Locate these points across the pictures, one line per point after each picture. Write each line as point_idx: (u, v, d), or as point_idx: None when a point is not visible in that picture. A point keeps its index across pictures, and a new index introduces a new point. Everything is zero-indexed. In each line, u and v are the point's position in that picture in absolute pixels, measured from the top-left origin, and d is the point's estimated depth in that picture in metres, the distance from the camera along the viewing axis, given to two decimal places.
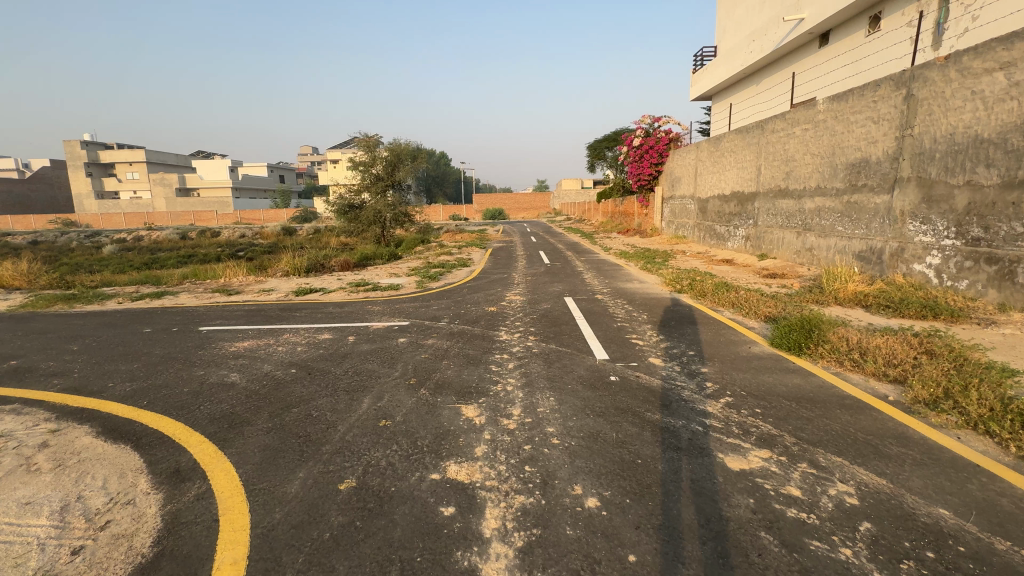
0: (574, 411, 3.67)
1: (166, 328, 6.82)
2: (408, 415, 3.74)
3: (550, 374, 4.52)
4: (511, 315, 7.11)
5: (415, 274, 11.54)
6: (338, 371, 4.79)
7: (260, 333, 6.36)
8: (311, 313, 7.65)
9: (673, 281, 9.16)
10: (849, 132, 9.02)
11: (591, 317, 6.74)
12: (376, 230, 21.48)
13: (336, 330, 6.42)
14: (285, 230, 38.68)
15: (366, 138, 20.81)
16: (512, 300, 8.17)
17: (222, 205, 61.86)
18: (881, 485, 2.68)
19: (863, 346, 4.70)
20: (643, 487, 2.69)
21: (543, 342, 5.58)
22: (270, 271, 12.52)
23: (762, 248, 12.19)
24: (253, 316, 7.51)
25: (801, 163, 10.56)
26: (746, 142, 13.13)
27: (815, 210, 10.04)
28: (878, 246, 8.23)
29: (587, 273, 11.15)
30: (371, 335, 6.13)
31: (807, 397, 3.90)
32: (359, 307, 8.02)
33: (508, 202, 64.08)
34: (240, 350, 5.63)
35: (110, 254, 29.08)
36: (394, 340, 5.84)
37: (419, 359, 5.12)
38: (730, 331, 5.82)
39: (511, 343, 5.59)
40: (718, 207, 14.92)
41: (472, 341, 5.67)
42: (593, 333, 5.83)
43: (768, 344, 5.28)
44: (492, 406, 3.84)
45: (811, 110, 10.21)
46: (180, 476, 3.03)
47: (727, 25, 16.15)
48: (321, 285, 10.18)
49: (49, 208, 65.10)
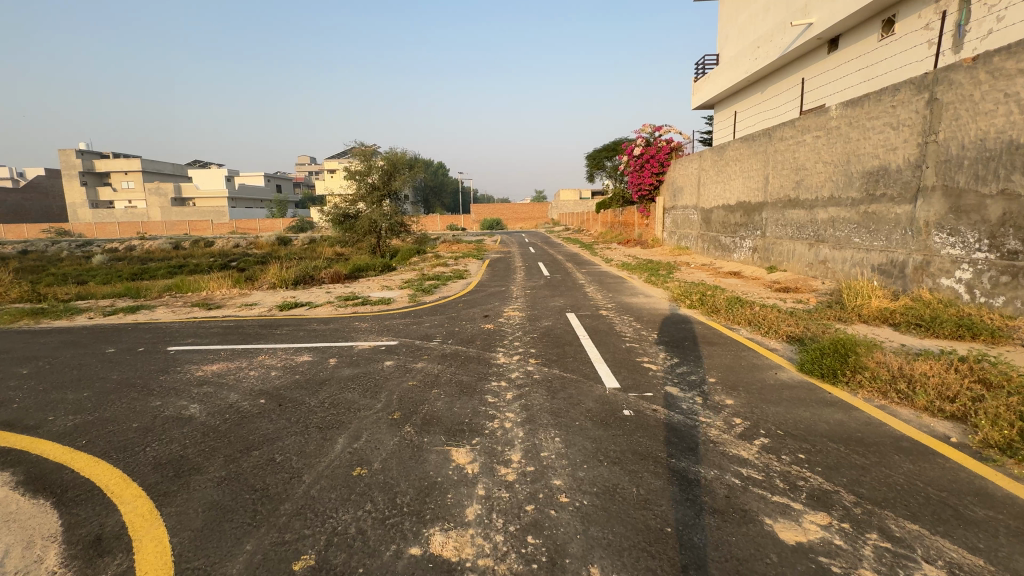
0: (584, 457, 3.10)
1: (132, 348, 6.23)
2: (388, 461, 3.16)
3: (553, 407, 3.96)
4: (509, 333, 6.54)
5: (409, 286, 11.01)
6: (312, 403, 4.20)
7: (233, 355, 5.77)
8: (293, 331, 7.07)
9: (681, 296, 8.64)
10: (865, 139, 8.57)
11: (597, 336, 6.19)
12: (371, 240, 20.94)
13: (318, 351, 5.84)
14: (280, 240, 38.11)
15: (361, 146, 20.41)
16: (510, 315, 7.61)
17: (217, 214, 61.31)
18: (979, 567, 2.10)
19: (908, 375, 4.15)
20: (677, 571, 2.12)
21: (545, 366, 5.02)
22: (257, 284, 11.94)
23: (771, 260, 11.71)
24: (230, 334, 6.92)
25: (813, 172, 10.10)
26: (752, 151, 12.71)
27: (828, 221, 9.56)
28: (900, 259, 7.72)
29: (589, 286, 10.63)
30: (354, 357, 5.56)
31: (855, 439, 3.33)
32: (346, 323, 7.44)
33: (507, 211, 63.92)
34: (207, 375, 5.04)
35: (100, 264, 28.55)
36: (380, 364, 5.27)
37: (405, 387, 4.53)
38: (752, 354, 5.27)
39: (509, 367, 5.02)
40: (723, 217, 14.47)
41: (467, 366, 5.10)
42: (600, 356, 5.27)
43: (796, 369, 4.72)
44: (487, 449, 3.26)
45: (822, 116, 9.79)
46: (100, 548, 2.44)
47: (729, 33, 15.84)
48: (308, 299, 9.60)
49: (43, 217, 64.52)
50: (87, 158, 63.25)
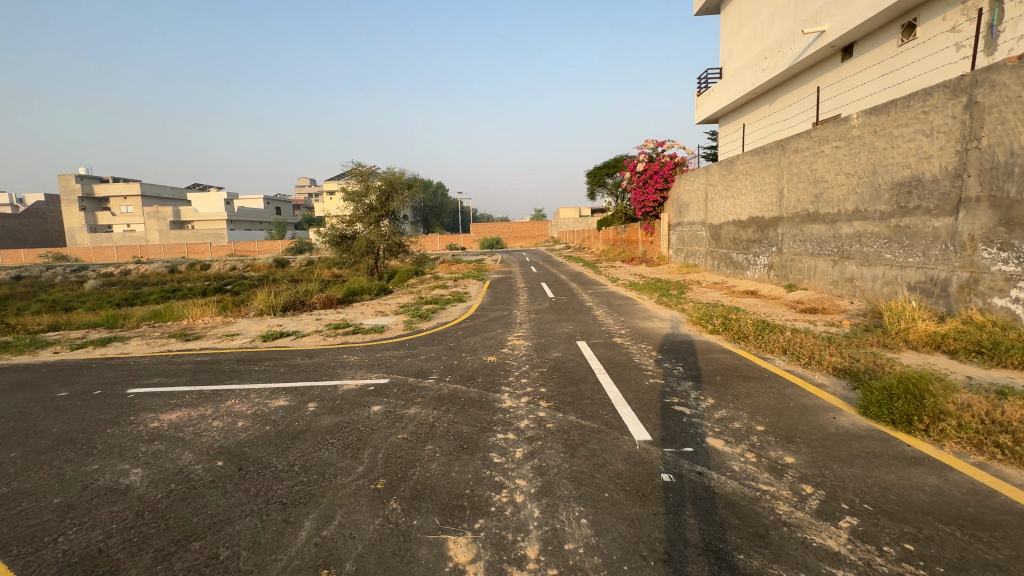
0: (623, 554, 2.34)
1: (88, 391, 5.48)
2: (364, 560, 2.41)
3: (574, 470, 3.20)
4: (515, 366, 5.82)
5: (405, 311, 10.30)
6: (280, 466, 3.46)
7: (199, 399, 5.02)
8: (273, 366, 6.34)
9: (701, 319, 7.93)
10: (894, 148, 7.97)
11: (615, 370, 5.46)
12: (368, 262, 20.36)
13: (296, 392, 5.11)
14: (278, 262, 37.67)
15: (359, 167, 19.96)
16: (515, 345, 6.89)
17: (217, 237, 61.13)
18: None
19: (1001, 422, 3.41)
20: None
21: (560, 411, 4.27)
22: (244, 310, 11.25)
23: (790, 278, 11.04)
24: (202, 371, 6.19)
25: (834, 185, 9.49)
26: (764, 164, 12.15)
27: (854, 235, 8.92)
28: (940, 276, 7.04)
29: (598, 308, 9.96)
30: (337, 400, 4.81)
31: (968, 517, 2.57)
32: (333, 356, 6.70)
33: (507, 230, 63.70)
34: (163, 428, 4.30)
35: (92, 289, 27.94)
36: (366, 410, 4.51)
37: (394, 442, 3.78)
38: (798, 392, 4.55)
39: (516, 413, 4.27)
40: (733, 234, 13.85)
41: (468, 412, 4.34)
42: (623, 397, 4.52)
43: (857, 412, 4.01)
44: (494, 542, 2.50)
45: (842, 126, 9.22)
46: None
47: (733, 46, 15.53)
48: (295, 328, 8.88)
49: (41, 242, 64.18)
50: (86, 183, 63.21)
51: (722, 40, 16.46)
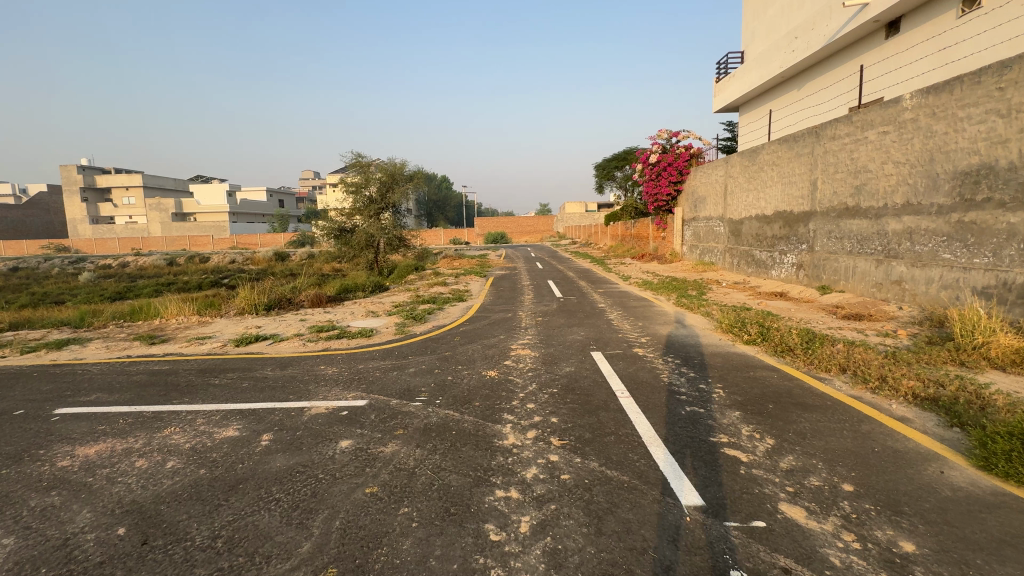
0: None
1: (7, 411, 4.56)
2: None
3: (605, 561, 2.24)
4: (519, 384, 4.87)
5: (398, 312, 9.36)
6: (196, 543, 2.51)
7: (133, 426, 4.10)
8: (236, 379, 5.41)
9: (733, 326, 6.91)
10: (958, 132, 6.91)
11: (642, 393, 4.50)
12: (366, 257, 19.43)
13: (252, 418, 4.16)
14: (278, 256, 36.91)
15: (358, 157, 18.96)
16: (520, 355, 5.96)
17: (218, 230, 60.44)
18: None
19: None
20: None
21: (578, 454, 3.31)
22: (225, 308, 10.35)
23: (823, 279, 10.03)
24: (154, 385, 5.29)
25: (879, 175, 8.45)
26: (793, 153, 11.11)
27: (904, 232, 7.88)
28: (1016, 281, 6.02)
29: (612, 311, 9.00)
30: (299, 431, 3.86)
31: None
32: (308, 367, 5.78)
33: (512, 224, 62.67)
34: (72, 468, 3.37)
35: (86, 281, 27.23)
36: (332, 446, 3.56)
37: (358, 502, 2.82)
38: (881, 431, 3.57)
39: (521, 456, 3.31)
40: (757, 229, 12.83)
41: (460, 454, 3.37)
42: (657, 436, 3.54)
43: (971, 465, 3.03)
44: None
45: (891, 108, 8.16)
46: None
47: (757, 27, 14.52)
48: (274, 331, 7.95)
49: (43, 233, 63.77)
50: (87, 174, 62.52)
51: (745, 21, 15.45)
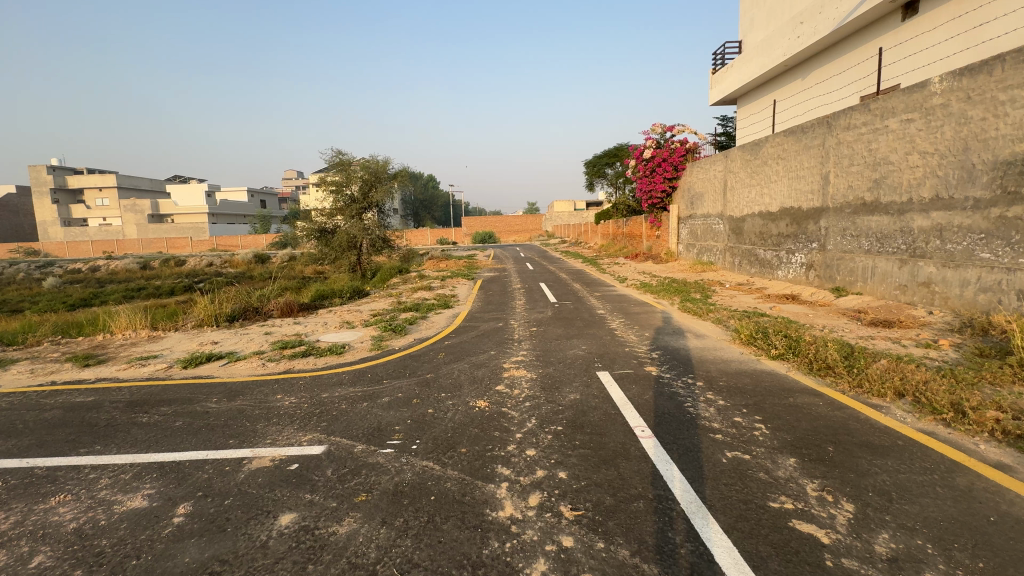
0: None
1: None
2: None
3: None
4: (514, 420, 3.97)
5: (377, 323, 8.39)
6: None
7: (12, 492, 3.12)
8: (171, 414, 4.44)
9: (755, 338, 6.08)
10: (999, 117, 6.19)
11: (667, 432, 3.65)
12: (349, 258, 18.27)
13: (173, 478, 3.22)
14: (258, 258, 35.48)
15: (338, 154, 17.83)
16: (514, 377, 5.09)
17: (197, 231, 58.46)
18: None
19: None
20: None
21: (600, 537, 2.43)
22: (183, 320, 9.25)
23: (837, 280, 9.33)
24: (65, 425, 4.28)
25: (903, 167, 7.73)
26: (802, 145, 10.39)
27: (933, 229, 7.17)
28: None
29: (613, 318, 8.18)
30: (231, 497, 2.94)
31: None
32: (262, 397, 4.81)
33: (500, 224, 61.70)
34: None
35: (50, 288, 25.47)
36: (267, 527, 2.63)
37: None
38: (984, 487, 2.77)
39: (524, 541, 2.42)
40: (761, 227, 12.10)
41: (439, 539, 2.45)
42: (702, 503, 2.68)
43: None
44: None
45: (917, 93, 7.45)
46: None
47: (756, 15, 13.91)
48: (232, 348, 6.92)
49: (12, 236, 61.06)
50: (58, 174, 60.02)
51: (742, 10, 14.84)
